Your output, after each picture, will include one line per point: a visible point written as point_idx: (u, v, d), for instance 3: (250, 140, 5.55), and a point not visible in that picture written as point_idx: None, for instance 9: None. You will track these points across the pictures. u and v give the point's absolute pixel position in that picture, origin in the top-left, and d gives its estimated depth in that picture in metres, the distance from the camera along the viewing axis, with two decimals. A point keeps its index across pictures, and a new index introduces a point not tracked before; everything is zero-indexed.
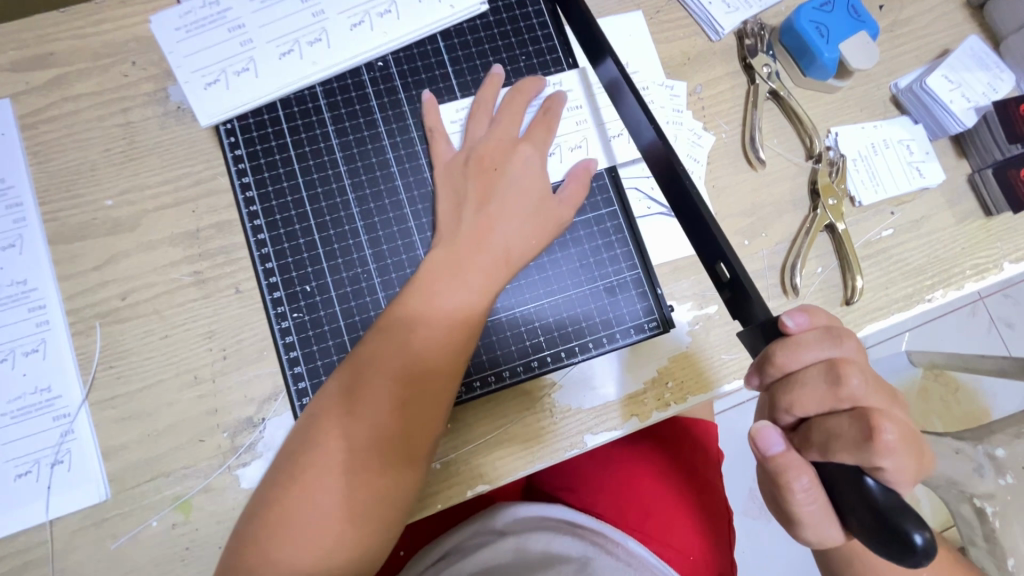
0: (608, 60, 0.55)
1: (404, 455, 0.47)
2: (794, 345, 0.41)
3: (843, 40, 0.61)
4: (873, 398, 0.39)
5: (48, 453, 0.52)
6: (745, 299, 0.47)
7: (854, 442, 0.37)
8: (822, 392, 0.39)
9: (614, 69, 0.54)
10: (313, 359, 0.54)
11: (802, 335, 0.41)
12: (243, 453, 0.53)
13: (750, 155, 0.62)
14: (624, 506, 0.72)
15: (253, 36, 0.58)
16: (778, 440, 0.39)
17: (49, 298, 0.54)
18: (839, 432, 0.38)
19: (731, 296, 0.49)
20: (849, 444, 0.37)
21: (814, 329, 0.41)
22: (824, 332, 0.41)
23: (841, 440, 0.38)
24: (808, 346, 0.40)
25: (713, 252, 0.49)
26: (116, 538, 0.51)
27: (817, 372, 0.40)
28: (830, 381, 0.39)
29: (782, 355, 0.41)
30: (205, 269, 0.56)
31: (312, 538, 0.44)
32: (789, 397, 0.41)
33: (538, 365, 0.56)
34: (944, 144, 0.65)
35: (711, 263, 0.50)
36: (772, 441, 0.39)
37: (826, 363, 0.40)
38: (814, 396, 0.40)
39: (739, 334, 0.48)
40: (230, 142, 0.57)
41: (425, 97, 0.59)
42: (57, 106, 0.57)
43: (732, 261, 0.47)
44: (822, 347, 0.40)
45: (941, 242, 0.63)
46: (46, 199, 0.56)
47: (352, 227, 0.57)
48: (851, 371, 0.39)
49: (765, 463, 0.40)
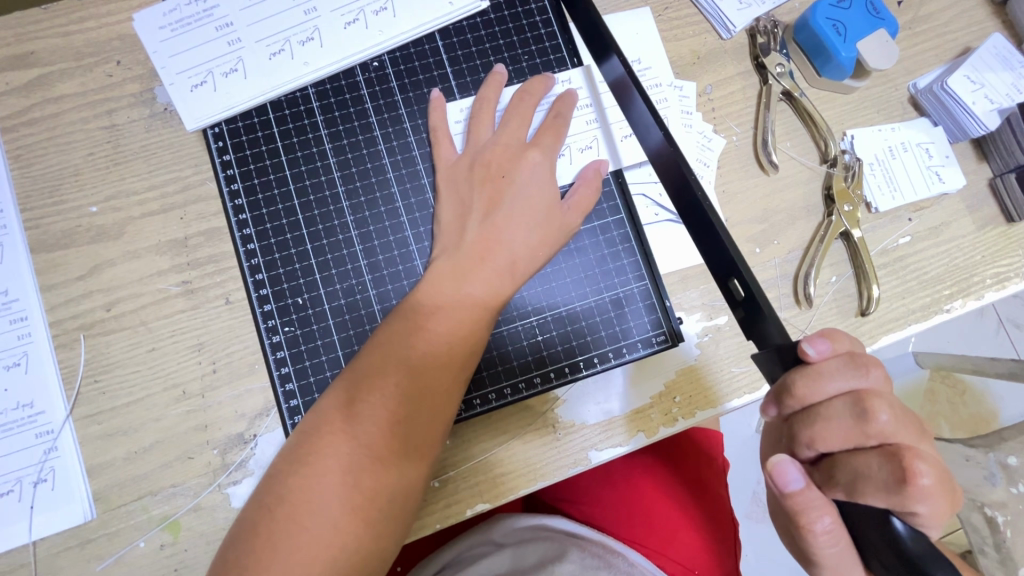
0: (614, 58, 0.52)
1: (402, 477, 0.45)
2: (816, 375, 0.39)
3: (862, 38, 0.58)
4: (902, 435, 0.38)
5: (31, 470, 0.50)
6: (759, 316, 0.46)
7: (884, 484, 0.36)
8: (847, 427, 0.38)
9: (621, 67, 0.51)
10: (305, 375, 0.52)
11: (824, 363, 0.40)
12: (233, 471, 0.51)
13: (762, 159, 0.60)
14: (625, 520, 0.70)
15: (241, 35, 0.56)
16: (796, 477, 0.37)
17: (31, 310, 0.52)
18: (867, 472, 0.37)
19: (747, 314, 0.47)
20: (880, 486, 0.36)
21: (837, 356, 0.40)
22: (848, 360, 0.40)
23: (869, 481, 0.37)
24: (831, 377, 0.39)
25: (728, 269, 0.47)
26: (103, 559, 0.49)
27: (842, 405, 0.39)
28: (856, 416, 0.38)
29: (803, 385, 0.40)
30: (194, 279, 0.53)
31: (302, 565, 0.41)
32: (811, 430, 0.40)
33: (542, 381, 0.54)
34: (964, 147, 0.62)
35: (725, 281, 0.49)
36: (791, 477, 0.37)
37: (851, 396, 0.39)
38: (839, 431, 0.39)
39: (755, 357, 0.47)
40: (218, 147, 0.55)
41: (432, 97, 0.56)
42: (38, 108, 0.55)
43: (747, 279, 0.45)
44: (845, 377, 0.39)
45: (961, 250, 0.60)
46: (28, 205, 0.53)
47: (346, 236, 0.55)
48: (879, 406, 0.38)
49: (782, 500, 0.38)
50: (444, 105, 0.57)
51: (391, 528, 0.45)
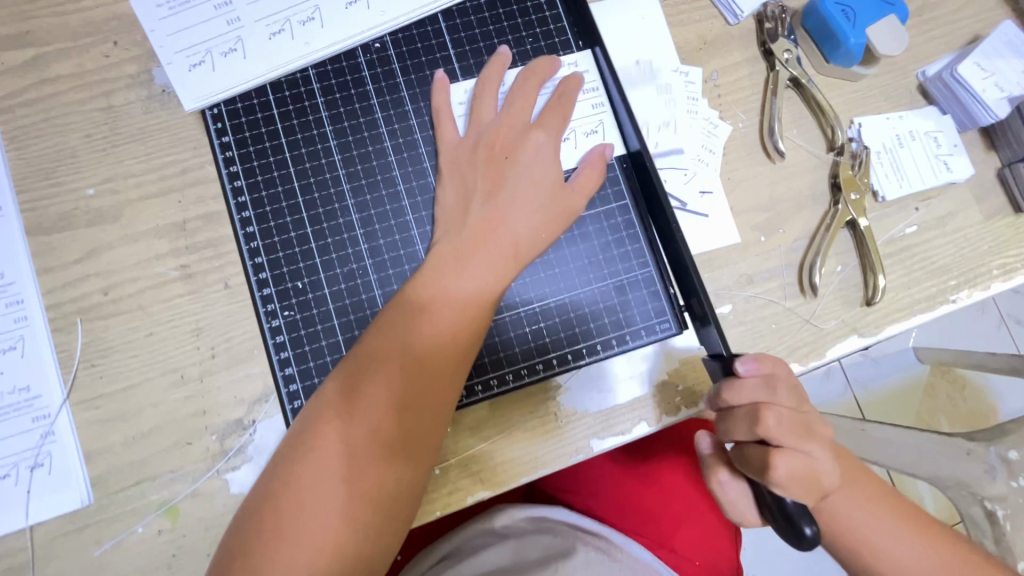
0: (598, 50, 0.57)
1: (409, 462, 0.45)
2: (732, 387, 0.45)
3: (870, 25, 0.57)
4: (787, 439, 0.43)
5: (28, 455, 0.49)
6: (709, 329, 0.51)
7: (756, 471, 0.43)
8: (744, 428, 0.44)
9: (606, 66, 0.57)
10: (305, 360, 0.52)
11: (742, 379, 0.45)
12: (232, 457, 0.50)
13: (768, 146, 0.59)
14: (628, 511, 0.70)
15: (241, 15, 0.55)
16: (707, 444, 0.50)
17: (27, 293, 0.51)
18: (752, 461, 0.44)
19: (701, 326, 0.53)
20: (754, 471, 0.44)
21: (754, 376, 0.45)
22: (761, 380, 0.44)
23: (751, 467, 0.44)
24: (742, 389, 0.45)
25: (689, 286, 0.52)
26: (100, 544, 0.49)
27: (744, 410, 0.45)
28: (750, 422, 0.44)
29: (720, 390, 0.46)
30: (193, 263, 0.53)
31: (309, 553, 0.41)
32: (723, 425, 0.46)
33: (544, 367, 0.54)
34: (972, 136, 0.61)
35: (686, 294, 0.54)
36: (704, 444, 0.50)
37: (753, 405, 0.44)
38: (740, 430, 0.45)
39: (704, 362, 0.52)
40: (217, 128, 0.54)
41: (435, 77, 0.56)
42: (34, 89, 0.54)
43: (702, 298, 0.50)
44: (751, 391, 0.44)
45: (968, 240, 0.60)
46: (23, 187, 0.53)
47: (347, 220, 0.54)
48: (766, 415, 0.43)
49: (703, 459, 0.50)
50: (449, 86, 0.56)
51: (397, 514, 0.45)
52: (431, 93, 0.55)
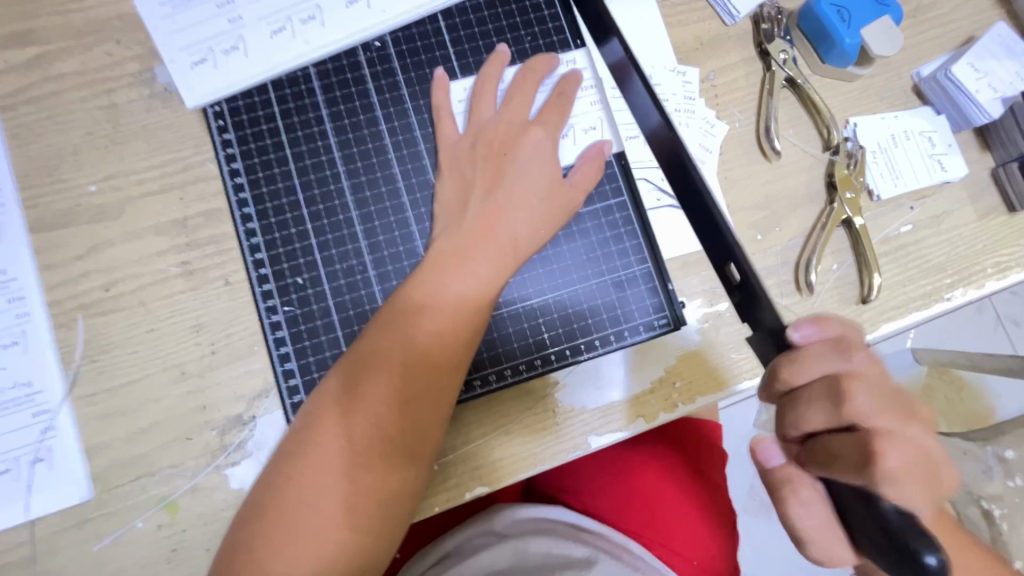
0: (614, 41, 0.54)
1: (411, 457, 0.45)
2: (799, 359, 0.40)
3: (865, 25, 0.58)
4: (880, 419, 0.38)
5: (28, 450, 0.49)
6: (755, 300, 0.45)
7: (855, 465, 0.37)
8: (825, 412, 0.39)
9: (620, 51, 0.53)
10: (305, 355, 0.52)
11: (807, 348, 0.40)
12: (232, 452, 0.51)
13: (765, 146, 0.59)
14: (627, 512, 0.70)
15: (243, 13, 0.55)
16: (777, 454, 0.43)
17: (29, 289, 0.51)
18: (841, 453, 0.38)
19: (741, 299, 0.47)
20: (851, 466, 0.37)
21: (823, 342, 0.41)
22: (833, 346, 0.40)
23: (843, 462, 0.38)
24: (815, 361, 0.40)
25: (721, 253, 0.47)
26: (100, 539, 0.49)
27: (823, 390, 0.39)
28: (834, 401, 0.39)
29: (787, 369, 0.40)
30: (194, 260, 0.53)
31: (313, 546, 0.42)
32: (796, 414, 0.40)
33: (542, 363, 0.54)
34: (966, 136, 0.62)
35: (720, 265, 0.48)
36: (771, 455, 0.43)
37: (833, 379, 0.39)
38: (819, 414, 0.39)
39: (749, 339, 0.48)
40: (218, 125, 0.55)
41: (435, 75, 0.56)
42: (37, 86, 0.54)
43: (743, 262, 0.44)
44: (826, 361, 0.40)
45: (962, 239, 0.60)
46: (25, 184, 0.53)
47: (347, 216, 0.54)
48: (856, 389, 0.38)
49: (766, 475, 0.44)
50: (449, 84, 0.56)
51: (400, 509, 0.45)
52: (431, 90, 0.56)
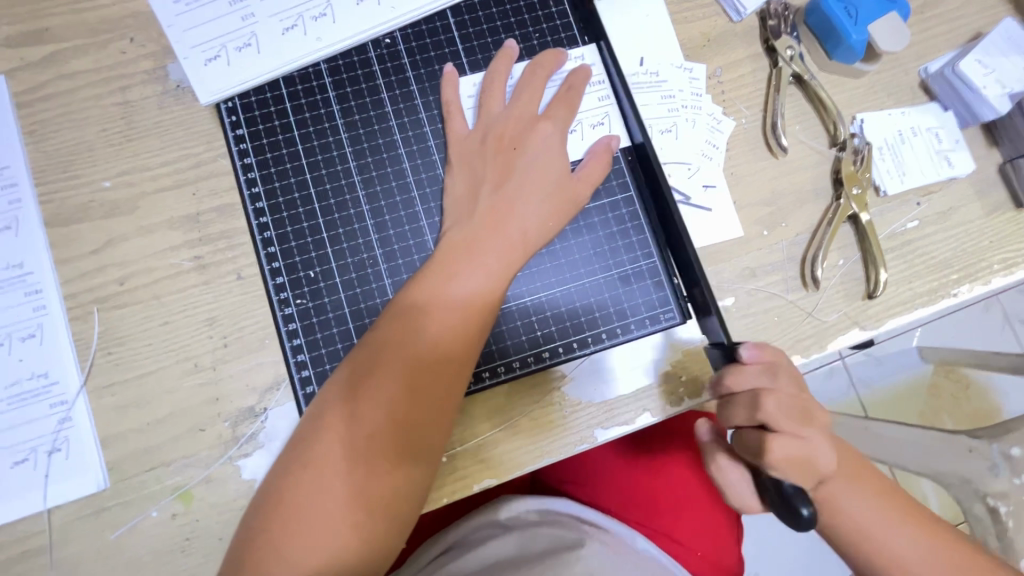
0: (602, 44, 0.59)
1: (422, 447, 0.46)
2: (734, 372, 0.47)
3: (872, 22, 0.58)
4: (786, 424, 0.44)
5: (46, 440, 0.50)
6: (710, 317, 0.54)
7: (752, 450, 0.45)
8: (744, 412, 0.45)
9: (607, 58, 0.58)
10: (317, 347, 0.53)
11: (742, 367, 0.47)
12: (244, 444, 0.52)
13: (771, 142, 0.60)
14: (630, 504, 0.71)
15: (255, 11, 0.56)
16: (731, 445, 0.50)
17: (46, 282, 0.52)
18: (750, 444, 0.45)
19: (701, 315, 0.56)
20: (753, 450, 0.45)
21: (757, 362, 0.46)
22: (764, 368, 0.46)
23: (750, 450, 0.45)
24: (747, 375, 0.46)
25: (689, 278, 0.55)
26: (115, 528, 0.50)
27: (747, 397, 0.46)
28: (751, 405, 0.45)
29: (730, 378, 0.47)
30: (206, 254, 0.54)
31: (328, 532, 0.43)
32: (725, 414, 0.47)
33: (549, 356, 0.55)
34: (974, 132, 0.62)
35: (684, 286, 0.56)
36: (731, 446, 0.49)
37: (756, 391, 0.45)
38: (739, 415, 0.46)
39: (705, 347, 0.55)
40: (231, 121, 0.55)
41: (445, 71, 0.57)
42: (53, 83, 0.55)
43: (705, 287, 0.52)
44: (753, 378, 0.46)
45: (969, 235, 0.60)
46: (42, 179, 0.54)
47: (358, 211, 0.55)
48: (768, 398, 0.44)
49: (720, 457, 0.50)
50: (458, 80, 0.57)
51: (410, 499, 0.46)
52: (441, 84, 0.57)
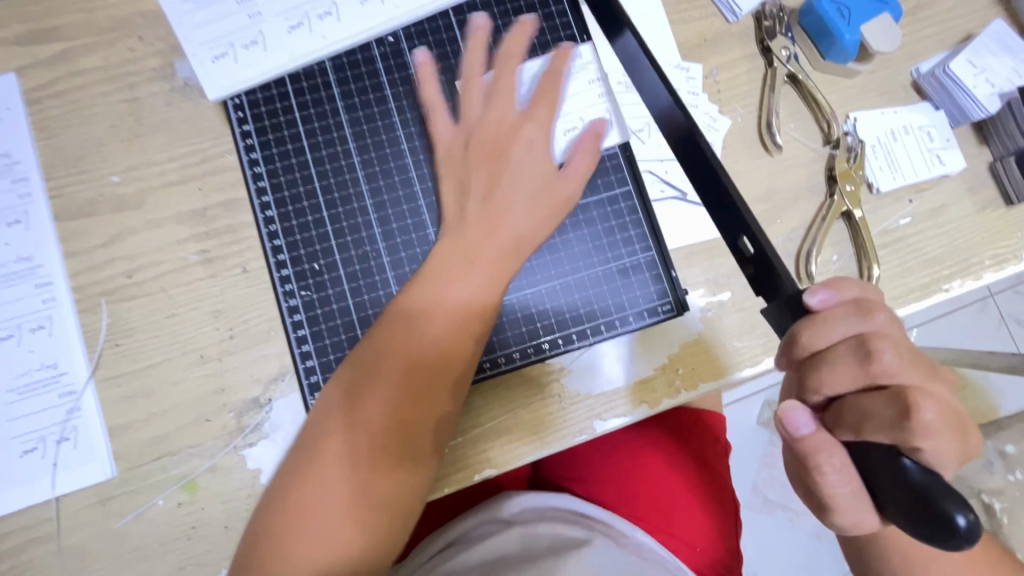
0: (627, 33, 0.56)
1: (425, 444, 0.48)
2: (821, 321, 0.37)
3: (865, 22, 0.59)
4: (908, 374, 0.35)
5: (54, 430, 0.51)
6: (769, 272, 0.45)
7: (889, 421, 0.34)
8: (850, 370, 0.36)
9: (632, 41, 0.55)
10: (321, 338, 0.54)
11: (828, 311, 0.37)
12: (249, 434, 0.52)
13: (766, 140, 0.61)
14: (629, 496, 0.71)
15: (261, 9, 0.57)
16: (806, 420, 0.35)
17: (55, 275, 0.53)
18: (872, 412, 0.35)
19: (754, 273, 0.47)
20: (884, 424, 0.34)
21: (843, 303, 0.38)
22: (853, 306, 0.38)
23: (875, 420, 0.34)
24: (838, 322, 0.37)
25: (735, 227, 0.47)
26: (122, 516, 0.51)
27: (849, 350, 0.36)
28: (860, 359, 0.36)
29: (807, 333, 0.37)
30: (212, 248, 0.55)
31: (340, 529, 0.45)
32: (817, 377, 0.37)
33: (549, 347, 0.56)
34: (965, 131, 0.63)
35: (733, 240, 0.49)
36: (800, 421, 0.35)
37: (856, 339, 0.37)
38: (844, 376, 0.36)
39: (763, 312, 0.45)
40: (237, 117, 0.57)
41: (421, 65, 0.58)
42: (62, 81, 0.56)
43: (757, 235, 0.45)
44: (850, 322, 0.37)
45: (961, 231, 0.62)
46: (52, 175, 0.55)
47: (361, 205, 0.56)
48: (883, 346, 0.36)
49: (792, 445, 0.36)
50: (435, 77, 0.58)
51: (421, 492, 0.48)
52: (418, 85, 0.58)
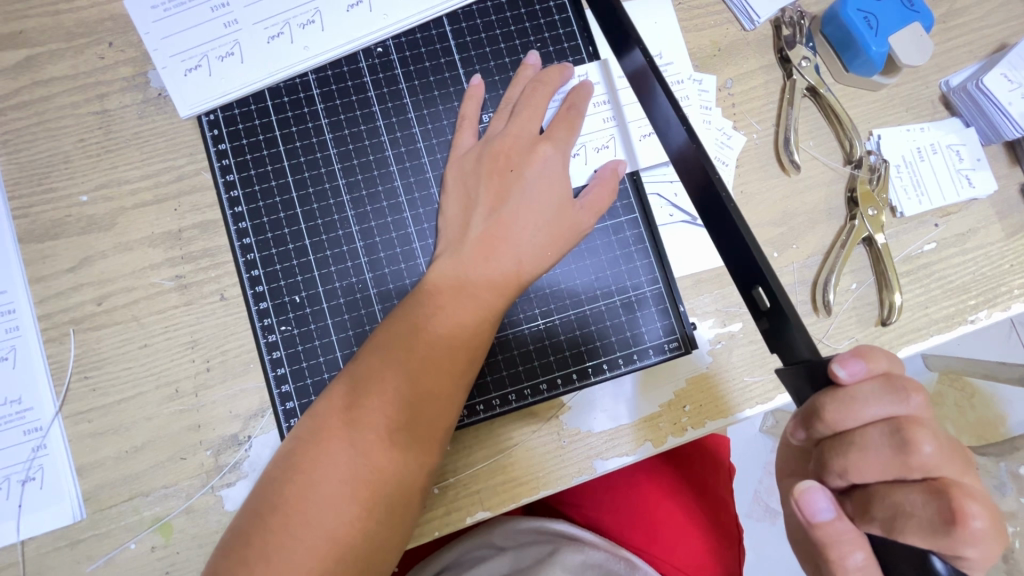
0: (635, 49, 0.49)
1: (385, 507, 0.42)
2: (849, 400, 0.35)
3: (894, 33, 0.55)
4: (948, 466, 0.34)
5: (19, 469, 0.48)
6: (783, 329, 0.40)
7: (929, 523, 0.32)
8: (884, 459, 0.34)
9: (641, 59, 0.48)
10: (302, 377, 0.50)
11: (857, 387, 0.35)
12: (227, 473, 0.49)
13: (783, 158, 0.57)
14: (629, 526, 0.68)
15: (239, 17, 0.53)
16: (825, 506, 0.35)
17: (20, 302, 0.50)
18: (909, 509, 0.33)
19: (769, 327, 0.42)
20: (923, 525, 0.32)
21: (874, 379, 0.35)
22: (884, 383, 0.35)
23: (912, 518, 0.33)
24: (868, 403, 0.35)
25: (750, 275, 0.43)
26: (92, 561, 0.48)
27: (882, 435, 0.35)
28: (895, 448, 0.34)
29: (833, 410, 0.35)
30: (188, 274, 0.51)
31: None
32: (844, 460, 0.36)
33: (547, 388, 0.52)
34: (996, 149, 0.59)
35: (748, 288, 0.43)
36: (820, 507, 0.35)
37: (890, 423, 0.35)
38: (877, 464, 0.35)
39: (778, 371, 0.41)
40: (213, 135, 0.53)
41: (470, 84, 0.54)
42: (27, 91, 0.52)
43: (771, 283, 0.40)
44: (882, 402, 0.35)
45: (988, 258, 0.58)
46: (16, 193, 0.51)
47: (347, 232, 0.52)
48: (923, 437, 0.34)
49: (810, 530, 0.36)
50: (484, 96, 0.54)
51: (373, 563, 0.42)
52: (463, 96, 0.54)
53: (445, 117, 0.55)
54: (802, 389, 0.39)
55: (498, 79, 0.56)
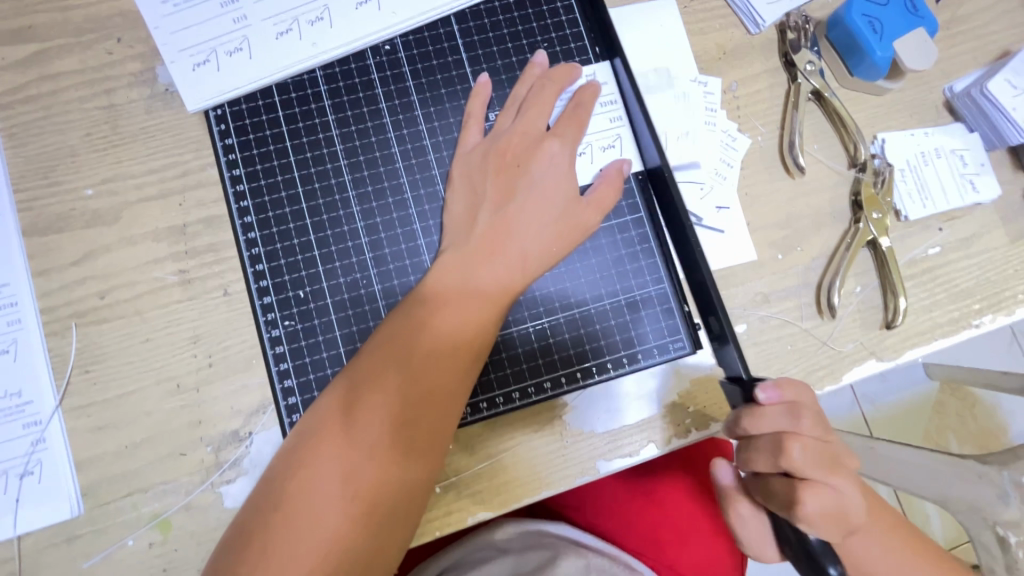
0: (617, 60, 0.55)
1: (389, 503, 0.42)
2: (754, 414, 0.43)
3: (899, 38, 0.55)
4: (814, 471, 0.41)
5: (17, 463, 0.48)
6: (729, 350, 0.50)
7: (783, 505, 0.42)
8: (768, 460, 0.43)
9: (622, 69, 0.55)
10: (305, 373, 0.50)
11: (763, 406, 0.43)
12: (227, 470, 0.49)
13: (788, 160, 0.57)
14: (632, 531, 0.68)
15: (248, 14, 0.53)
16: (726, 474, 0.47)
17: (22, 295, 0.50)
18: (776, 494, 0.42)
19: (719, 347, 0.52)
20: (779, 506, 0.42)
21: (778, 403, 0.43)
22: (787, 407, 0.43)
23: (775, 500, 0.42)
24: (765, 418, 0.43)
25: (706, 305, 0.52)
26: (89, 557, 0.47)
27: (769, 442, 0.43)
28: (775, 453, 0.42)
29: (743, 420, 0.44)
30: (192, 268, 0.51)
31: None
32: (745, 455, 0.45)
33: (551, 387, 0.52)
34: (1000, 155, 0.59)
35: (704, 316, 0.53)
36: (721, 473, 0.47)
37: (778, 435, 0.42)
38: (764, 463, 0.43)
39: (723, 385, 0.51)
40: (220, 130, 0.53)
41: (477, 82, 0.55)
42: (34, 85, 0.52)
43: (721, 318, 0.49)
44: (777, 420, 0.43)
45: (993, 263, 0.57)
46: (21, 186, 0.51)
47: (352, 228, 0.52)
48: (795, 448, 0.41)
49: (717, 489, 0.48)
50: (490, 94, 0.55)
51: (376, 559, 0.41)
52: (470, 94, 0.54)
53: (452, 115, 0.55)
54: (735, 403, 0.48)
55: (505, 78, 0.56)
